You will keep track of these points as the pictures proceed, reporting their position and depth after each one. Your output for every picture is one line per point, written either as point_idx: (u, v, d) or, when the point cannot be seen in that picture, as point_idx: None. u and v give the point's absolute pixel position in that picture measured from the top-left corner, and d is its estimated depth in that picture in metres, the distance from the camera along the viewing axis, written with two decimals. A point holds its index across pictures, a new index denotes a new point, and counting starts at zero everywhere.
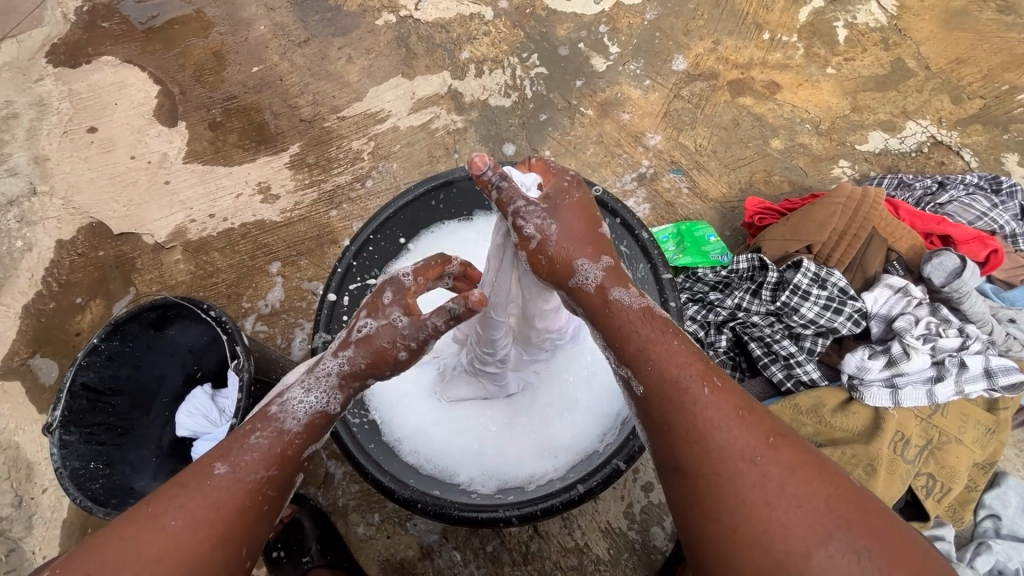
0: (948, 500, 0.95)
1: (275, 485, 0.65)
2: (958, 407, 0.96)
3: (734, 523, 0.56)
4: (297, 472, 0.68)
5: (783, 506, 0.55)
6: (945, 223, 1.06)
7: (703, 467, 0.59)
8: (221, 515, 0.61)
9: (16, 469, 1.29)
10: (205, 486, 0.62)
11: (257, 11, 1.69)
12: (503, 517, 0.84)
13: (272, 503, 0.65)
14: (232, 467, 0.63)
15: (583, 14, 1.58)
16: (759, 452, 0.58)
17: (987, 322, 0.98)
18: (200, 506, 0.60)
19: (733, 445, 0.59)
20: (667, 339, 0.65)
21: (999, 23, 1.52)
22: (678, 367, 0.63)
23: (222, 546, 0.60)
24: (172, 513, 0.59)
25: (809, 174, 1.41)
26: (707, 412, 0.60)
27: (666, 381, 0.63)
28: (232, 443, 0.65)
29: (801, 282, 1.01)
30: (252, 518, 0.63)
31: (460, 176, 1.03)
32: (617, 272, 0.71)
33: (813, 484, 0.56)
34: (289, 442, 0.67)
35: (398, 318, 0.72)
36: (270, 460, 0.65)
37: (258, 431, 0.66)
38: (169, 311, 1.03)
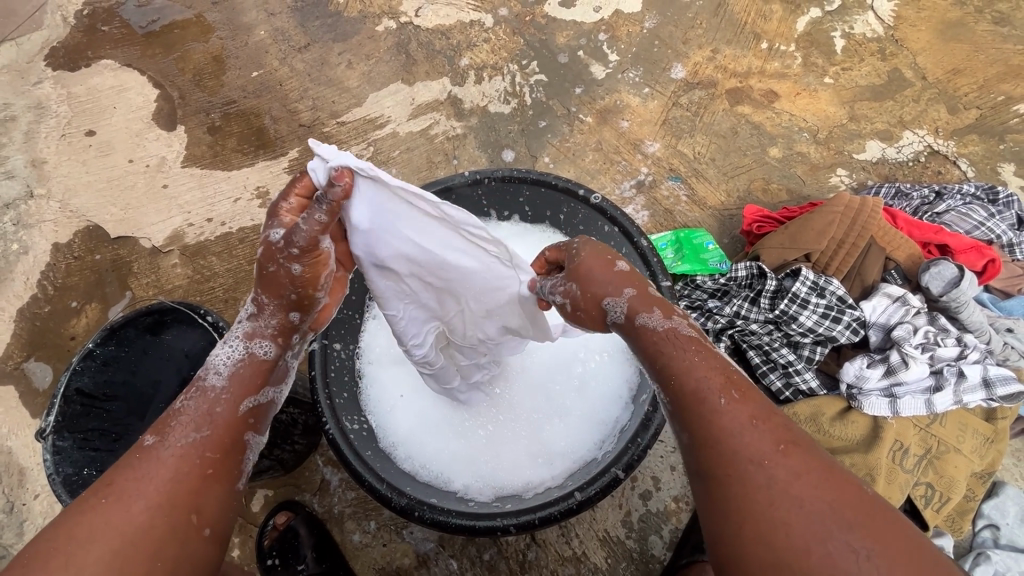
0: (947, 510, 0.94)
1: (212, 446, 0.64)
2: (956, 416, 0.96)
3: (744, 530, 0.52)
4: (241, 431, 0.67)
5: (795, 511, 0.51)
6: (942, 232, 1.07)
7: (715, 470, 0.55)
8: (153, 483, 0.59)
9: (8, 474, 1.27)
10: (136, 459, 0.61)
11: (257, 17, 1.69)
12: (500, 525, 0.83)
13: (215, 465, 0.63)
14: (160, 436, 0.63)
15: (582, 22, 1.59)
16: (776, 456, 0.54)
17: (985, 331, 0.98)
18: (129, 480, 0.59)
19: (745, 448, 0.55)
20: (689, 352, 0.62)
21: (995, 35, 1.53)
22: (699, 376, 0.60)
23: (164, 512, 0.58)
24: (100, 492, 0.58)
25: (807, 183, 1.41)
26: (721, 418, 0.57)
27: (687, 392, 0.60)
28: (163, 416, 0.64)
29: (800, 290, 1.01)
30: (191, 481, 0.61)
31: (458, 182, 1.02)
32: (644, 296, 0.68)
33: (828, 493, 0.51)
34: (217, 398, 0.66)
35: (275, 237, 0.67)
36: (199, 421, 0.64)
37: (184, 397, 0.66)
38: (165, 316, 1.04)
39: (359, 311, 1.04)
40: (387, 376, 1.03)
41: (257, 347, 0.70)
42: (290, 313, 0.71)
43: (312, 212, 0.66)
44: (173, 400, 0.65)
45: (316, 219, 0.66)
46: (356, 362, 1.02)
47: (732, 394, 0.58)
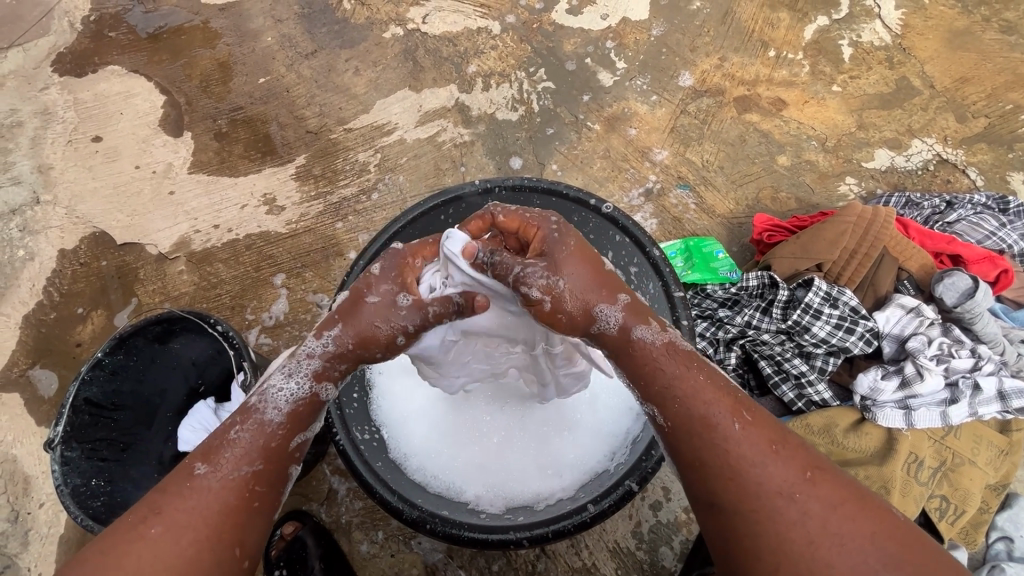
0: (962, 523, 0.94)
1: (260, 480, 0.64)
2: (971, 428, 0.95)
3: (775, 558, 0.57)
4: (288, 465, 0.67)
5: (822, 539, 0.56)
6: (955, 243, 1.06)
7: (739, 502, 0.59)
8: (198, 515, 0.61)
9: (13, 482, 1.27)
10: (188, 488, 0.61)
11: (265, 23, 1.69)
12: (514, 539, 0.85)
13: (261, 498, 0.64)
14: (210, 465, 0.63)
15: (590, 30, 1.59)
16: (795, 484, 0.59)
17: (999, 343, 0.98)
18: (173, 512, 0.60)
19: (767, 480, 0.59)
20: (693, 374, 0.64)
21: (1002, 43, 1.53)
22: (707, 402, 0.63)
23: (209, 546, 0.60)
24: (148, 522, 0.60)
25: (816, 192, 1.41)
26: (738, 449, 0.60)
27: (697, 419, 0.62)
28: (215, 445, 0.64)
29: (813, 300, 1.00)
30: (236, 515, 0.62)
31: (469, 191, 1.03)
32: (635, 307, 0.68)
33: (848, 515, 0.57)
34: (274, 433, 0.65)
35: (402, 298, 0.67)
36: (253, 454, 0.64)
37: (236, 426, 0.65)
38: (174, 324, 1.02)
39: None
40: (395, 385, 1.00)
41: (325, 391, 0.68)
42: (362, 365, 0.70)
43: (445, 305, 0.69)
44: (228, 430, 0.64)
45: (445, 312, 0.69)
46: (365, 372, 0.99)
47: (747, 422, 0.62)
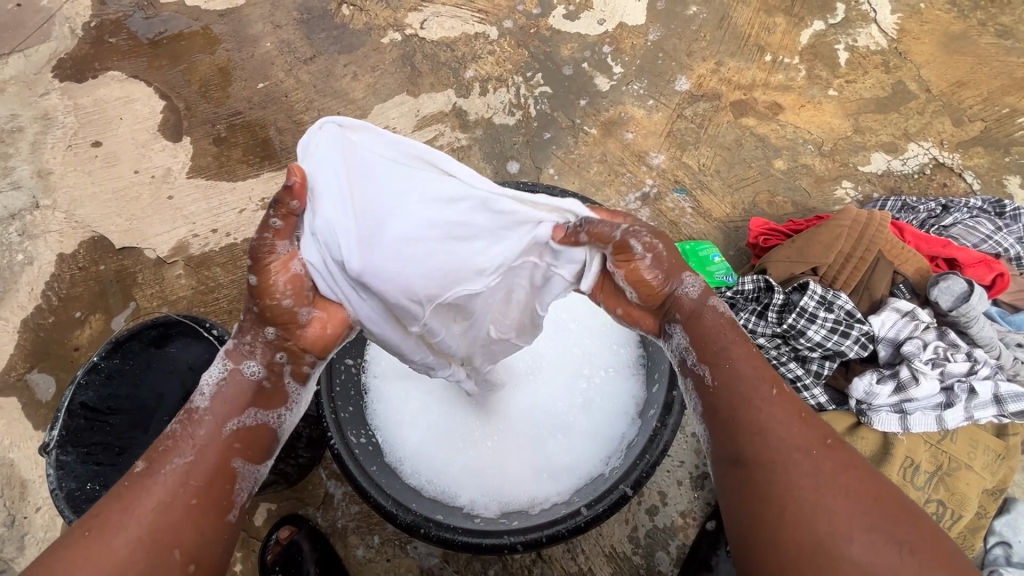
0: (959, 528, 0.93)
1: (192, 475, 0.65)
2: (967, 433, 0.95)
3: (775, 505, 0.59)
4: (227, 458, 0.67)
5: (825, 498, 0.58)
6: (950, 246, 1.06)
7: (752, 456, 0.62)
8: (134, 516, 0.62)
9: (9, 486, 1.27)
10: (127, 486, 0.64)
11: (263, 29, 1.70)
12: (508, 543, 0.83)
13: (199, 496, 0.64)
14: (148, 462, 0.65)
15: (587, 34, 1.60)
16: (809, 451, 0.61)
17: (994, 347, 0.97)
18: (112, 512, 0.62)
19: (783, 439, 0.62)
20: (731, 354, 0.68)
21: (998, 48, 1.54)
22: (746, 370, 0.67)
23: (146, 543, 0.60)
24: (85, 526, 0.61)
25: (813, 196, 1.41)
26: (761, 412, 0.64)
27: (731, 388, 0.66)
28: (155, 443, 0.67)
29: (808, 304, 0.99)
30: (173, 514, 0.62)
31: None
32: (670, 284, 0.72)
33: (852, 485, 0.58)
34: (202, 421, 0.67)
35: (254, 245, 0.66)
36: (184, 447, 0.66)
37: (175, 421, 0.68)
38: (170, 328, 1.03)
39: None
40: (392, 390, 1.02)
41: (266, 380, 0.70)
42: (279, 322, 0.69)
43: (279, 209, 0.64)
44: (162, 428, 0.67)
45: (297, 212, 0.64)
46: (363, 377, 1.02)
47: (773, 387, 0.65)
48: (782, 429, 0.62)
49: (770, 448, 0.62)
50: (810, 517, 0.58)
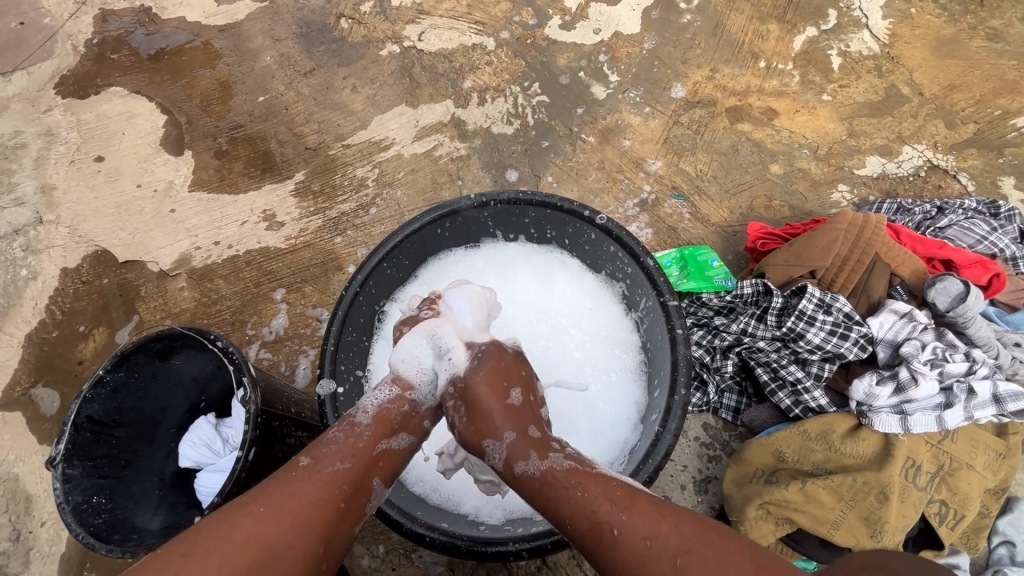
0: (962, 528, 0.93)
1: (348, 480, 0.71)
2: (968, 432, 0.95)
3: None
4: (371, 475, 0.74)
5: None
6: (947, 248, 1.07)
7: None
8: (299, 502, 0.68)
9: (14, 501, 1.27)
10: (293, 475, 0.70)
11: (264, 43, 1.72)
12: (513, 550, 0.82)
13: (347, 498, 0.71)
14: (313, 460, 0.72)
15: (583, 44, 1.62)
16: (680, 572, 0.60)
17: (992, 347, 0.98)
18: (281, 493, 0.68)
19: (656, 567, 0.62)
20: (572, 490, 0.69)
21: (989, 51, 1.55)
22: (596, 501, 0.68)
23: (305, 531, 0.66)
24: (259, 500, 0.67)
25: (809, 199, 1.43)
26: (620, 548, 0.64)
27: (586, 531, 0.67)
28: (315, 443, 0.74)
29: (806, 307, 1.01)
30: (327, 512, 0.69)
31: (465, 205, 1.04)
32: (524, 438, 0.75)
33: (719, 561, 0.59)
34: (361, 434, 0.75)
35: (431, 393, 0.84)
36: (344, 453, 0.73)
37: (336, 428, 0.76)
38: (174, 341, 1.01)
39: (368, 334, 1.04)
40: None
41: (416, 412, 0.80)
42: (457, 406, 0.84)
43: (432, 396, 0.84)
44: (328, 430, 0.74)
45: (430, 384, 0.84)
46: (366, 388, 1.03)
47: (625, 505, 0.67)
48: (645, 555, 0.62)
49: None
50: None
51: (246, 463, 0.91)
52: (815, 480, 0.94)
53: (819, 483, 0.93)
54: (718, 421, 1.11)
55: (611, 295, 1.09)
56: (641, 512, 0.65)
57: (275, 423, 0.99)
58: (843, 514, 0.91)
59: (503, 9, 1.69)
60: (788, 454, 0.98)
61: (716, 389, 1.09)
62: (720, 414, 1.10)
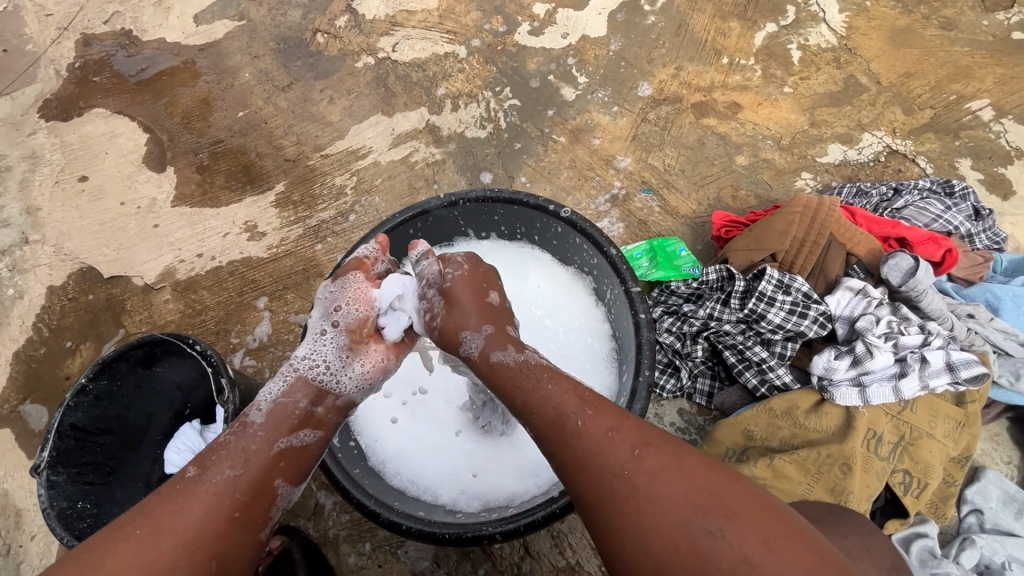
0: (927, 496, 0.96)
1: (241, 488, 0.68)
2: (928, 403, 0.98)
3: (619, 512, 0.61)
4: (272, 476, 0.71)
5: (663, 488, 0.60)
6: (900, 226, 1.11)
7: (594, 489, 0.63)
8: (181, 519, 0.64)
9: (4, 517, 1.28)
10: (177, 489, 0.66)
11: (242, 60, 1.76)
12: (487, 534, 0.84)
13: (242, 509, 0.67)
14: (201, 470, 0.68)
15: (552, 48, 1.67)
16: (634, 462, 0.62)
17: (946, 319, 1.02)
18: (161, 512, 0.64)
19: (609, 458, 0.64)
20: (543, 384, 0.72)
21: (943, 38, 1.61)
22: (562, 396, 0.71)
23: (190, 550, 0.62)
24: (136, 522, 0.63)
25: (774, 188, 1.47)
26: (582, 437, 0.66)
27: (553, 421, 0.69)
28: (207, 451, 0.71)
29: (766, 288, 1.05)
30: (217, 523, 0.65)
31: (434, 205, 1.07)
32: (500, 334, 0.81)
33: (662, 461, 0.62)
34: (255, 434, 0.72)
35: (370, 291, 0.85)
36: (236, 459, 0.70)
37: (228, 431, 0.73)
38: (155, 348, 1.04)
39: None
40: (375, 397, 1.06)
41: (320, 407, 0.76)
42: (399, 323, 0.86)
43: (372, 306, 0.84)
44: (217, 436, 0.72)
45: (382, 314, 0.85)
46: None
47: (592, 406, 0.69)
48: (602, 447, 0.64)
49: (605, 478, 0.63)
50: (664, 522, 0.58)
51: None
52: (782, 455, 0.97)
53: (785, 458, 0.96)
54: (693, 406, 1.13)
55: (582, 288, 1.13)
56: (604, 413, 0.68)
57: None
58: (809, 487, 0.94)
59: (474, 18, 1.74)
60: (756, 432, 1.01)
61: (689, 375, 1.12)
62: (695, 399, 1.13)
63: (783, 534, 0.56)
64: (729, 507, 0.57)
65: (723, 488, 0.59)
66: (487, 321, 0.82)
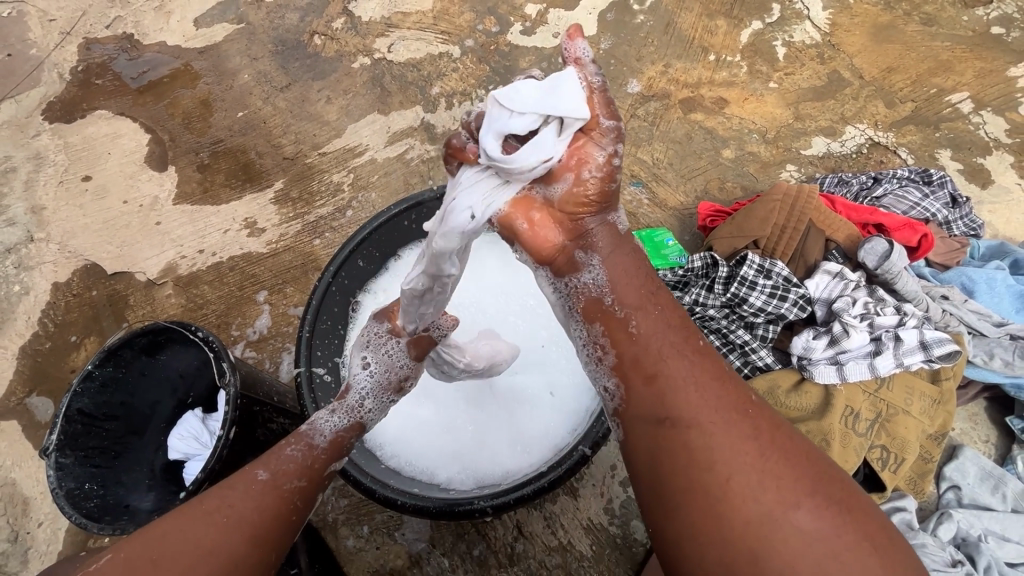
0: (905, 471, 0.99)
1: (307, 498, 0.71)
2: (903, 381, 1.02)
3: (711, 459, 0.56)
4: (324, 487, 0.76)
5: (761, 455, 0.56)
6: (878, 213, 1.14)
7: (684, 427, 0.58)
8: (259, 519, 0.66)
9: (11, 505, 1.32)
10: (252, 489, 0.67)
11: (241, 62, 1.81)
12: (479, 508, 0.88)
13: (302, 515, 0.71)
14: (273, 475, 0.70)
15: (543, 47, 1.71)
16: (735, 419, 0.58)
17: (921, 300, 1.05)
18: (238, 509, 0.65)
19: (712, 406, 0.58)
20: (646, 311, 0.66)
21: (923, 34, 1.65)
22: (666, 332, 0.64)
23: (263, 550, 0.65)
24: (216, 516, 0.64)
25: (760, 180, 1.51)
26: (685, 377, 0.61)
27: (651, 354, 0.63)
28: (272, 456, 0.72)
29: (747, 273, 1.08)
30: (287, 526, 0.68)
31: (428, 196, 1.11)
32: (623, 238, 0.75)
33: (763, 431, 0.58)
34: (321, 453, 0.75)
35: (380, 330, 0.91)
36: (304, 470, 0.72)
37: (292, 445, 0.74)
38: (159, 336, 1.08)
39: (344, 325, 1.11)
40: None
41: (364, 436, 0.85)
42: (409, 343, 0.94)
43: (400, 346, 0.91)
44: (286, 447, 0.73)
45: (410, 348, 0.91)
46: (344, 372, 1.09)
47: (696, 353, 0.63)
48: (703, 393, 0.59)
49: (703, 421, 0.57)
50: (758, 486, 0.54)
51: (227, 441, 0.97)
52: None
53: None
54: None
55: None
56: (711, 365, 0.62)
57: (255, 408, 1.06)
58: None
59: (467, 18, 1.78)
60: None
61: None
62: None
63: (878, 536, 0.52)
64: (829, 496, 0.54)
65: (821, 475, 0.55)
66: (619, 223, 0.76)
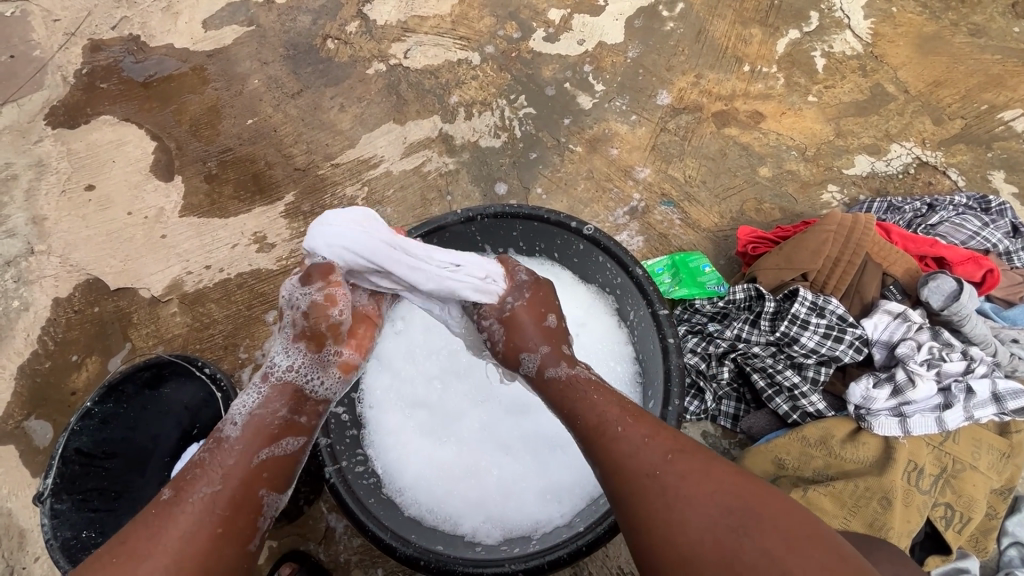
0: (970, 531, 0.91)
1: (223, 502, 0.68)
2: (970, 433, 0.94)
3: (653, 516, 0.63)
4: (255, 487, 0.71)
5: (693, 495, 0.62)
6: (938, 245, 1.07)
7: (627, 490, 0.66)
8: (163, 540, 0.64)
9: (8, 537, 1.26)
10: (154, 515, 0.66)
11: (250, 66, 1.73)
12: (509, 570, 0.81)
13: (226, 523, 0.67)
14: (176, 491, 0.68)
15: (568, 55, 1.63)
16: (667, 464, 0.65)
17: (989, 344, 0.98)
18: (140, 539, 0.64)
19: (643, 464, 0.66)
20: (589, 394, 0.75)
21: (972, 46, 1.56)
22: (606, 408, 0.73)
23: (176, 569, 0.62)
24: (114, 552, 0.63)
25: (800, 201, 1.42)
26: (620, 441, 0.69)
27: (594, 427, 0.71)
28: (181, 474, 0.70)
29: (799, 311, 1.00)
30: (202, 538, 0.65)
31: (451, 221, 1.03)
32: (556, 352, 0.82)
33: (693, 471, 0.64)
34: (232, 449, 0.72)
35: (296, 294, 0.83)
36: (213, 477, 0.69)
37: (203, 451, 0.72)
38: (163, 369, 1.03)
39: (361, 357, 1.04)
40: (392, 420, 1.02)
41: (299, 415, 0.77)
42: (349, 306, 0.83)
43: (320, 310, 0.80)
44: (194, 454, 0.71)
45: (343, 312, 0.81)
46: (360, 408, 1.02)
47: (631, 418, 0.71)
48: (637, 450, 0.67)
49: (638, 477, 0.65)
50: (694, 526, 0.60)
51: None
52: (816, 487, 0.93)
53: (820, 490, 0.92)
54: (717, 429, 1.09)
55: (604, 306, 1.08)
56: (643, 422, 0.70)
57: None
58: (846, 521, 0.89)
59: (487, 24, 1.70)
60: (788, 461, 0.97)
61: (714, 398, 1.07)
62: (719, 421, 1.08)
63: (817, 544, 0.57)
64: (761, 517, 0.59)
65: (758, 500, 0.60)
66: (544, 340, 0.84)
